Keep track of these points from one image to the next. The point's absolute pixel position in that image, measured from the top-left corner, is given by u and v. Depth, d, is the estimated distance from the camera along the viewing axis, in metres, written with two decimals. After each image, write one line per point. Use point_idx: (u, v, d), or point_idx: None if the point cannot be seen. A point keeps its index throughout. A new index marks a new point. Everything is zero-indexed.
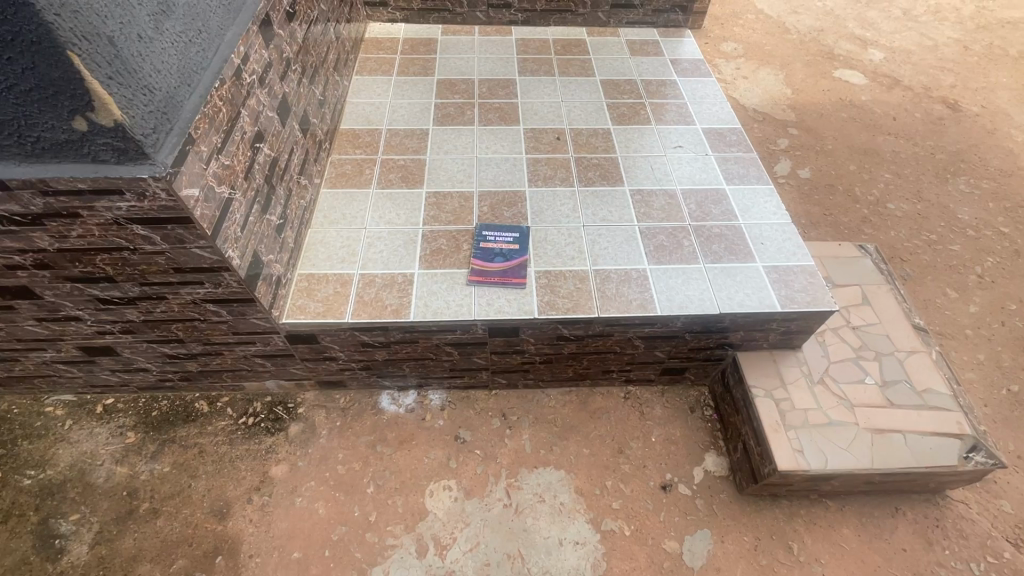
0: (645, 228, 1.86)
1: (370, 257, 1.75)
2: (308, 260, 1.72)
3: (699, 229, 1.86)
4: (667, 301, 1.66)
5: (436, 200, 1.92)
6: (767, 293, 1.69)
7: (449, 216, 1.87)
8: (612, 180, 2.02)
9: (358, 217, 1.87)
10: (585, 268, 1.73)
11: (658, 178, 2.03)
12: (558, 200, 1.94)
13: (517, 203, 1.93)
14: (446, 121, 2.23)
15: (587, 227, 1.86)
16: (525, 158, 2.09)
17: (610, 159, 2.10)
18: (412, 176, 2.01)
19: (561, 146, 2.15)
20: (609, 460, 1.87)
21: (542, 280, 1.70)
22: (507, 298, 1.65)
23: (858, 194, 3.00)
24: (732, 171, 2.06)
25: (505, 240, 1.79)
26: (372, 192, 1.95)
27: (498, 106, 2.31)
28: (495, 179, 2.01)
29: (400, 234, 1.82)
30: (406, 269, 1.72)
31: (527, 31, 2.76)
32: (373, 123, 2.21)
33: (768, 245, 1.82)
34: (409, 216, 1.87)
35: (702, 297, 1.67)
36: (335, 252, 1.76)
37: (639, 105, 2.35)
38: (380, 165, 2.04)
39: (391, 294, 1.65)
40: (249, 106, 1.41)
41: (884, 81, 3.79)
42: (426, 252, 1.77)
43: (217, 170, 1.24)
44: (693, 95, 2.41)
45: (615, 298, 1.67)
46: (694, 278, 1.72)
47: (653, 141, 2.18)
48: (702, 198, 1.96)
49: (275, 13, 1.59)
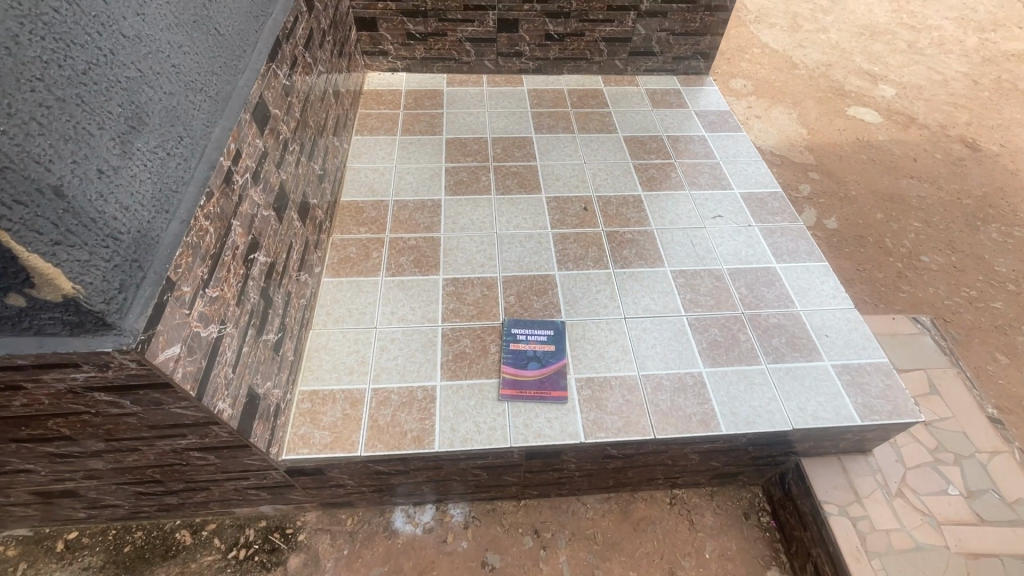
0: (694, 319, 1.64)
1: (382, 366, 1.50)
2: (311, 372, 1.47)
3: (755, 318, 1.65)
4: (731, 415, 1.44)
5: (456, 289, 1.69)
6: (843, 400, 1.47)
7: (472, 310, 1.64)
8: (650, 259, 1.80)
9: (365, 313, 1.62)
10: (632, 374, 1.51)
11: (700, 256, 1.82)
12: (592, 286, 1.72)
13: (547, 290, 1.70)
14: (460, 190, 2.01)
15: (628, 320, 1.63)
16: (551, 234, 1.87)
17: (645, 233, 1.89)
18: (425, 258, 1.77)
19: (590, 218, 1.93)
20: None
21: (585, 391, 1.47)
22: (547, 417, 1.41)
23: (890, 246, 2.83)
24: (780, 246, 1.86)
25: (538, 339, 1.57)
26: (380, 280, 1.71)
27: (515, 171, 2.10)
28: (520, 261, 1.78)
29: (416, 334, 1.57)
30: (425, 381, 1.47)
31: (539, 80, 2.56)
32: (378, 193, 1.98)
33: (834, 338, 1.61)
34: (426, 311, 1.63)
35: (771, 408, 1.45)
36: (342, 360, 1.51)
37: (668, 167, 2.15)
38: (389, 246, 1.80)
39: (410, 416, 1.40)
40: (241, 214, 1.16)
41: (900, 118, 3.67)
42: (448, 358, 1.52)
43: (204, 309, 0.99)
44: (725, 154, 2.22)
45: (670, 413, 1.44)
46: (758, 383, 1.50)
47: (689, 210, 1.98)
48: (752, 279, 1.76)
49: (271, 92, 1.36)
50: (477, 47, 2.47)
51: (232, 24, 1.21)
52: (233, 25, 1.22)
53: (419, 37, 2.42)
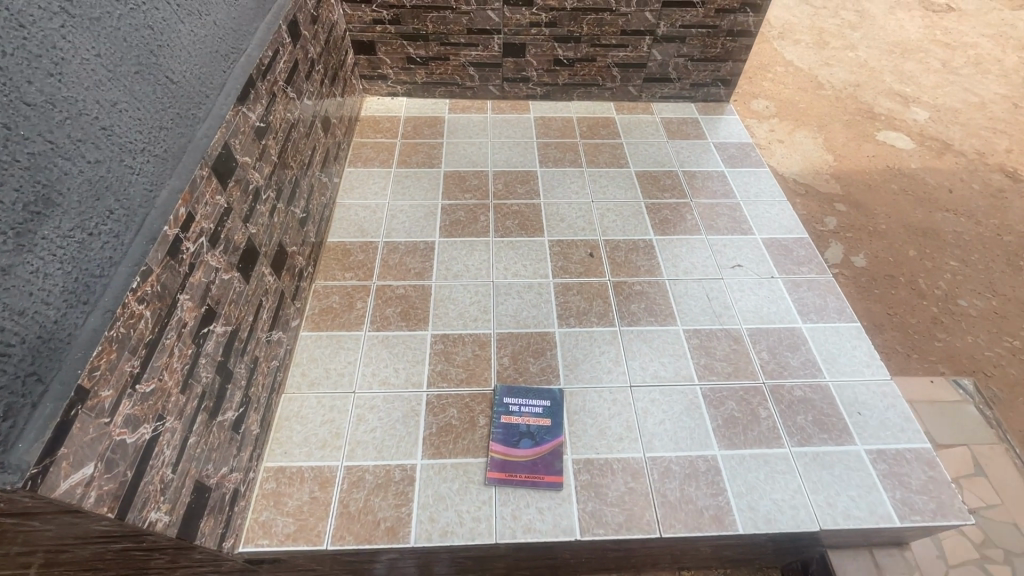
0: (709, 390, 1.47)
1: (358, 439, 1.35)
2: (278, 445, 1.33)
3: (778, 391, 1.47)
4: (749, 511, 1.26)
5: (444, 347, 1.54)
6: (879, 496, 1.28)
7: (461, 373, 1.48)
8: (661, 316, 1.63)
9: (343, 374, 1.47)
10: (637, 456, 1.34)
11: (717, 313, 1.65)
12: (595, 346, 1.55)
13: (545, 351, 1.54)
14: (455, 231, 1.86)
15: (635, 388, 1.46)
16: (552, 283, 1.71)
17: (656, 284, 1.72)
18: (413, 311, 1.63)
19: (595, 265, 1.77)
20: None
21: (583, 476, 1.30)
22: (539, 507, 1.25)
23: (924, 287, 2.61)
24: (806, 303, 1.68)
25: (533, 411, 1.40)
26: (362, 335, 1.56)
27: (516, 210, 1.94)
28: (517, 315, 1.62)
29: (397, 401, 1.42)
30: (404, 460, 1.32)
31: (546, 107, 2.41)
32: (367, 234, 1.84)
33: (869, 417, 1.42)
34: (410, 373, 1.48)
35: (795, 504, 1.27)
36: (313, 431, 1.36)
37: (684, 207, 1.98)
38: (374, 295, 1.66)
39: (384, 502, 1.25)
40: (191, 286, 1.02)
41: (935, 144, 3.44)
42: (432, 431, 1.37)
43: (131, 410, 0.85)
44: (745, 193, 2.04)
45: (680, 506, 1.26)
46: (780, 471, 1.32)
47: (705, 258, 1.80)
48: (775, 343, 1.58)
49: (239, 138, 1.22)
50: (481, 72, 2.33)
51: (191, 67, 1.08)
52: (193, 68, 1.08)
53: (419, 62, 2.28)
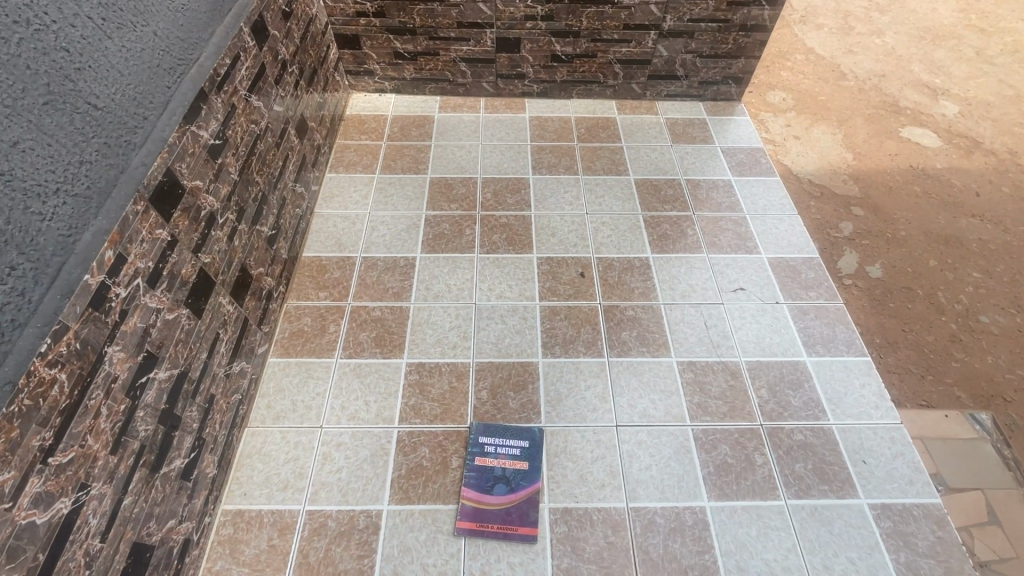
0: (701, 432, 1.36)
1: (323, 481, 1.27)
2: (238, 485, 1.26)
3: (776, 435, 1.36)
4: (738, 573, 1.16)
5: (419, 378, 1.44)
6: (881, 559, 1.18)
7: (435, 408, 1.39)
8: (653, 346, 1.52)
9: (310, 406, 1.39)
10: (619, 506, 1.25)
11: (714, 344, 1.53)
12: (580, 379, 1.45)
13: (527, 384, 1.44)
14: (438, 246, 1.75)
15: (621, 429, 1.36)
16: (539, 307, 1.60)
17: (650, 309, 1.60)
18: (388, 336, 1.53)
19: (586, 287, 1.65)
20: None
21: (560, 528, 1.21)
22: (510, 562, 1.17)
23: (942, 301, 2.45)
24: (813, 333, 1.55)
25: (509, 453, 1.31)
26: (333, 362, 1.47)
27: (504, 222, 1.82)
28: (499, 342, 1.52)
29: (366, 438, 1.34)
30: (370, 505, 1.24)
31: (543, 106, 2.26)
32: (344, 249, 1.74)
33: (874, 467, 1.31)
34: (381, 407, 1.39)
35: (788, 565, 1.17)
36: (276, 470, 1.29)
37: (685, 220, 1.84)
38: (348, 318, 1.57)
39: (346, 552, 1.18)
40: (123, 336, 0.93)
41: (963, 142, 3.22)
42: (400, 473, 1.29)
43: (43, 488, 0.77)
44: (752, 206, 1.90)
45: (663, 564, 1.17)
46: (774, 527, 1.22)
47: (704, 281, 1.67)
48: (775, 379, 1.46)
49: (188, 162, 1.12)
50: (474, 68, 2.18)
51: (123, 88, 0.97)
52: (125, 89, 0.97)
53: (408, 57, 2.14)
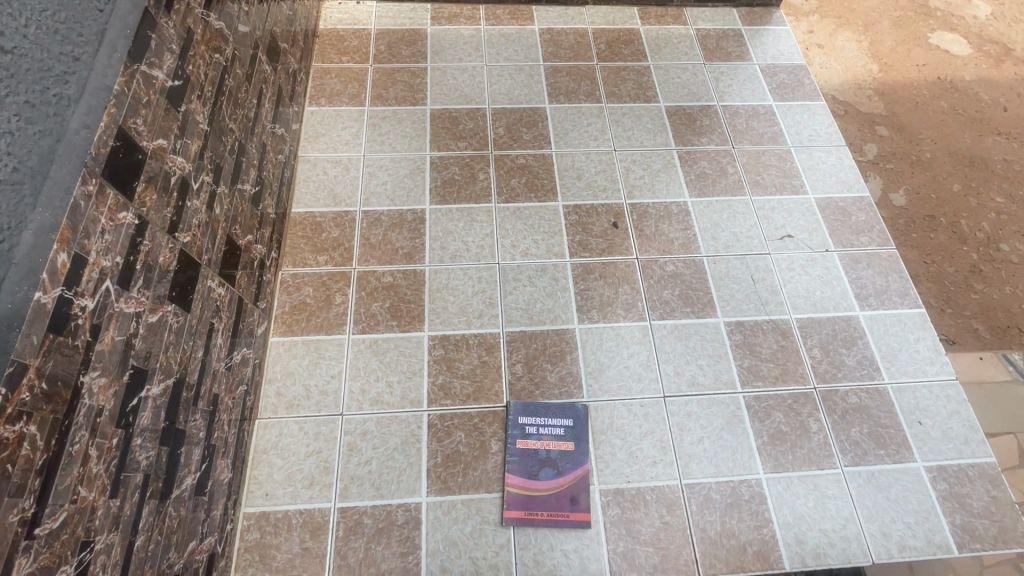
0: (753, 399, 1.28)
1: (352, 474, 1.16)
2: (257, 486, 1.14)
3: (831, 398, 1.28)
4: (797, 545, 1.13)
5: (445, 354, 1.30)
6: (937, 522, 1.16)
7: (468, 386, 1.26)
8: (699, 306, 1.39)
9: (326, 391, 1.24)
10: (672, 484, 1.18)
11: (762, 300, 1.40)
12: (622, 347, 1.32)
13: (564, 355, 1.31)
14: (449, 195, 1.52)
15: (669, 400, 1.26)
16: (570, 265, 1.43)
17: (693, 263, 1.45)
18: (404, 306, 1.35)
19: (621, 239, 1.47)
20: None
21: (612, 511, 1.15)
22: (564, 550, 1.11)
23: (964, 230, 2.08)
24: (865, 284, 1.44)
25: (553, 433, 1.21)
26: (345, 339, 1.31)
27: (522, 163, 1.59)
28: (529, 309, 1.36)
29: (394, 424, 1.21)
30: (407, 498, 1.14)
31: (554, 15, 1.92)
32: (340, 202, 1.50)
33: (930, 428, 1.26)
34: (406, 388, 1.25)
35: (847, 535, 1.14)
36: (298, 466, 1.17)
37: (724, 155, 1.64)
38: (355, 286, 1.37)
39: (387, 550, 1.09)
40: (100, 357, 0.74)
41: (1004, 42, 2.66)
42: (436, 461, 1.18)
43: (35, 565, 0.62)
44: (797, 137, 1.69)
45: (721, 542, 1.12)
46: (831, 496, 1.18)
47: (749, 228, 1.51)
48: (828, 337, 1.36)
49: (144, 116, 0.85)
50: None
51: (36, 18, 0.69)
52: (40, 19, 0.70)
53: None
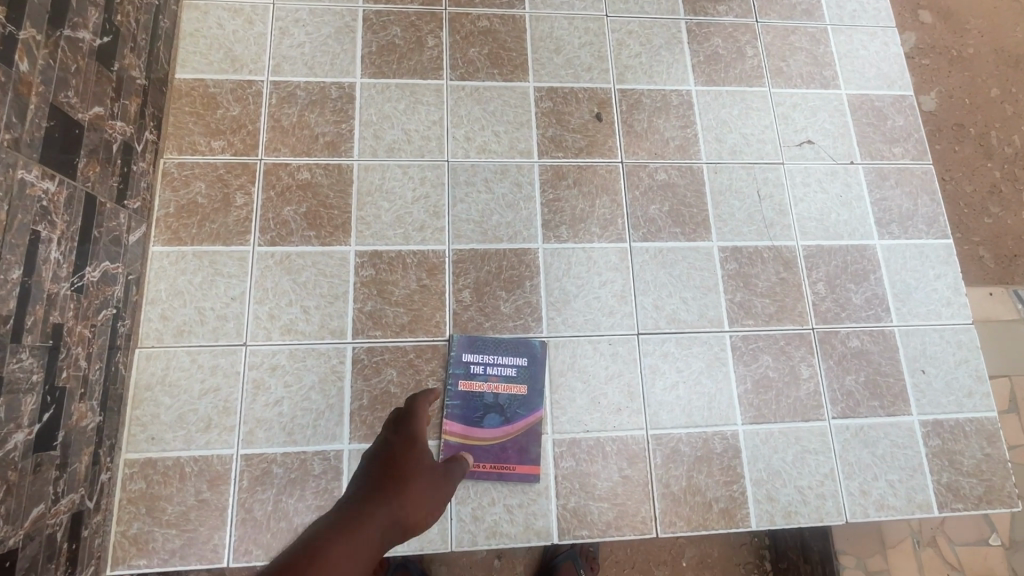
0: (740, 339, 1.09)
1: (258, 417, 0.97)
2: (141, 427, 0.94)
3: (829, 341, 1.10)
4: (767, 503, 1.01)
5: (376, 275, 1.05)
6: (921, 481, 1.05)
7: (403, 315, 1.03)
8: (691, 227, 1.14)
9: (225, 316, 1.01)
10: (637, 434, 1.02)
11: (766, 222, 1.16)
12: (593, 273, 1.09)
13: (522, 281, 1.07)
14: (387, 65, 1.16)
15: (643, 339, 1.07)
16: (538, 166, 1.14)
17: (689, 172, 1.17)
18: (324, 212, 1.07)
19: (604, 137, 1.17)
20: None
21: (566, 463, 0.99)
22: (507, 505, 0.97)
23: (992, 144, 1.76)
24: (890, 206, 1.20)
25: (503, 374, 1.02)
26: (248, 252, 1.04)
27: (485, 27, 1.21)
28: (483, 222, 1.10)
29: (310, 359, 1.00)
30: (325, 445, 0.97)
31: None
32: (240, 68, 1.13)
33: (933, 378, 1.10)
34: (326, 315, 1.02)
35: (823, 492, 1.03)
36: (190, 405, 0.96)
37: (745, 31, 1.28)
38: (261, 183, 1.07)
39: (301, 503, 0.94)
40: None
41: None
42: (362, 403, 0.99)
43: None
44: (837, 12, 1.33)
45: (684, 499, 1.00)
46: (812, 451, 1.04)
47: (763, 129, 1.22)
48: (837, 269, 1.15)
49: None
50: None
51: None
52: None
53: None
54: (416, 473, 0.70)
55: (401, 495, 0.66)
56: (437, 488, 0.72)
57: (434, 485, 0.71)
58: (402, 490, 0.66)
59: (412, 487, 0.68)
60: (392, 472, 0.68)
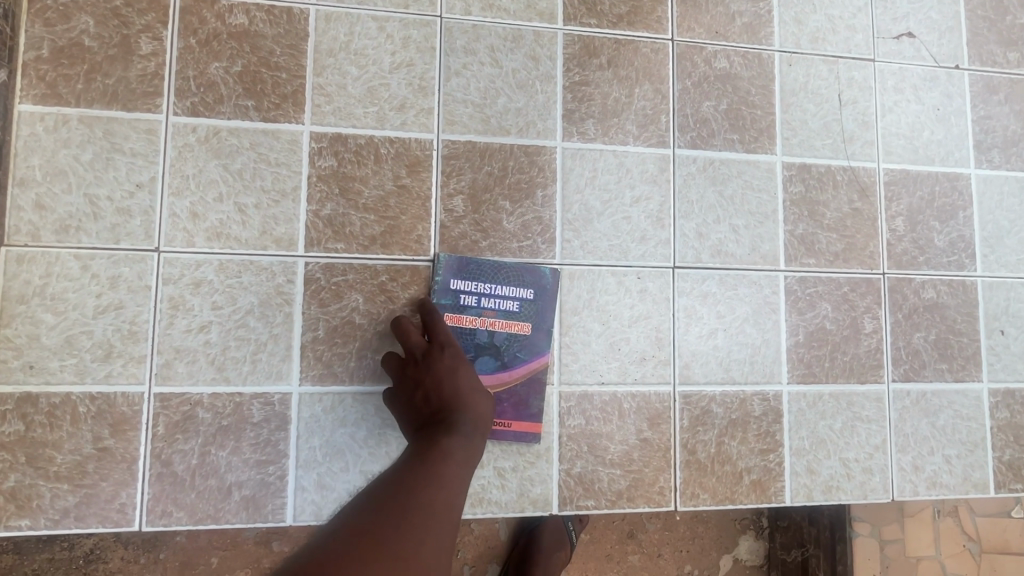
0: (797, 282, 0.87)
1: (177, 346, 0.73)
2: (14, 352, 0.70)
3: (900, 290, 0.90)
4: (806, 477, 0.85)
5: (338, 167, 0.78)
6: (981, 457, 0.90)
7: (374, 225, 0.78)
8: (752, 135, 0.88)
9: (129, 211, 0.74)
10: (662, 391, 0.83)
11: (845, 135, 0.91)
12: (624, 185, 0.84)
13: (533, 189, 0.82)
14: None
15: (680, 274, 0.84)
16: (562, 35, 0.85)
17: (757, 61, 0.90)
18: (268, 74, 0.78)
19: (652, 2, 0.87)
20: (615, 549, 1.13)
21: (574, 421, 0.80)
22: (499, 468, 0.78)
23: None
24: (994, 127, 0.96)
25: (501, 309, 0.79)
26: (160, 123, 0.75)
27: None
28: (485, 106, 0.82)
29: (248, 274, 0.75)
30: (267, 386, 0.75)
31: None
32: None
33: (1011, 341, 0.92)
34: (269, 218, 0.76)
35: (870, 467, 0.87)
36: (84, 327, 0.72)
37: None
38: (177, 26, 0.76)
39: (235, 457, 0.73)
40: None
41: None
42: (317, 335, 0.76)
43: None
44: None
45: (710, 468, 0.83)
46: (863, 419, 0.87)
47: (854, 12, 0.94)
48: (922, 202, 0.92)
49: None
50: None
51: None
52: None
53: None
54: (474, 390, 0.70)
55: (472, 411, 0.69)
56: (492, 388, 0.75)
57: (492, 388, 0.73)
58: (471, 406, 0.69)
59: (480, 405, 0.70)
60: (452, 392, 0.69)
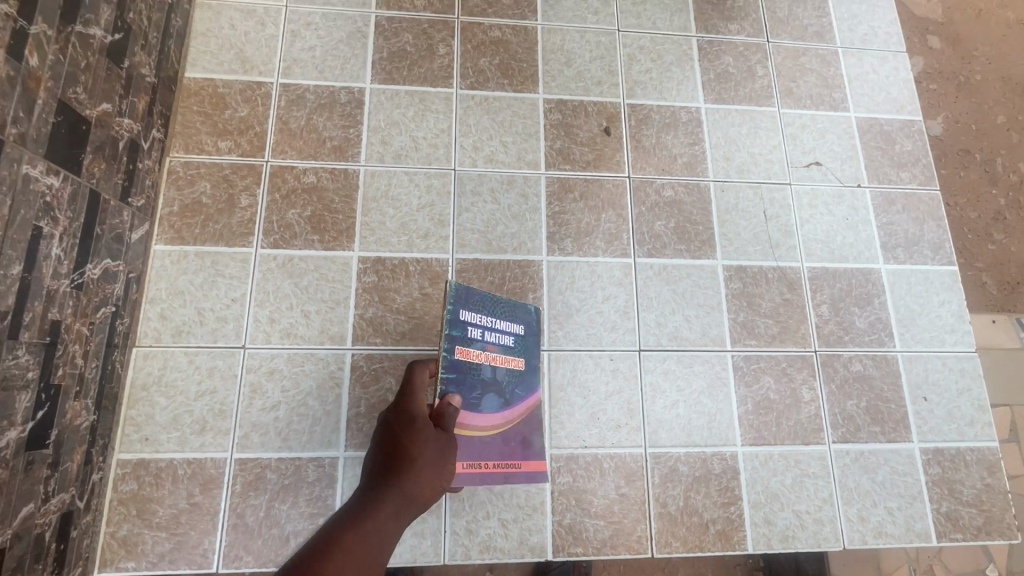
0: (742, 360, 1.08)
1: (253, 421, 0.96)
2: (135, 427, 0.94)
3: (831, 364, 1.10)
4: (765, 527, 1.00)
5: (378, 281, 1.04)
6: (920, 509, 1.04)
7: (404, 324, 1.03)
8: (696, 245, 1.13)
9: (225, 318, 1.00)
10: (635, 453, 1.01)
11: (772, 242, 1.16)
12: (597, 287, 1.09)
13: (525, 293, 1.07)
14: (398, 72, 1.16)
15: (645, 355, 1.06)
16: (545, 178, 1.14)
17: (696, 190, 1.17)
18: (329, 216, 1.07)
19: (612, 150, 1.17)
20: None
21: (563, 478, 0.99)
22: (502, 519, 0.96)
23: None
24: (896, 231, 1.20)
25: (501, 344, 0.95)
26: (251, 254, 1.03)
27: (497, 37, 1.21)
28: (488, 232, 1.09)
29: (309, 364, 0.99)
30: (320, 452, 0.96)
31: None
32: (251, 69, 1.13)
33: (934, 406, 1.10)
34: (326, 321, 1.01)
35: (821, 518, 1.02)
36: (186, 407, 0.95)
37: (756, 51, 1.28)
38: (267, 186, 1.07)
39: (293, 510, 0.93)
40: None
41: None
42: (359, 410, 0.98)
43: None
44: (849, 35, 1.33)
45: (680, 519, 0.99)
46: (810, 475, 1.03)
47: (770, 149, 1.22)
48: (842, 292, 1.14)
49: None
50: None
51: None
52: None
53: None
54: (426, 461, 0.75)
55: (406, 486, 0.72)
56: (444, 461, 0.77)
57: (439, 461, 0.76)
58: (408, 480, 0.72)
59: (419, 479, 0.73)
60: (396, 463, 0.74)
